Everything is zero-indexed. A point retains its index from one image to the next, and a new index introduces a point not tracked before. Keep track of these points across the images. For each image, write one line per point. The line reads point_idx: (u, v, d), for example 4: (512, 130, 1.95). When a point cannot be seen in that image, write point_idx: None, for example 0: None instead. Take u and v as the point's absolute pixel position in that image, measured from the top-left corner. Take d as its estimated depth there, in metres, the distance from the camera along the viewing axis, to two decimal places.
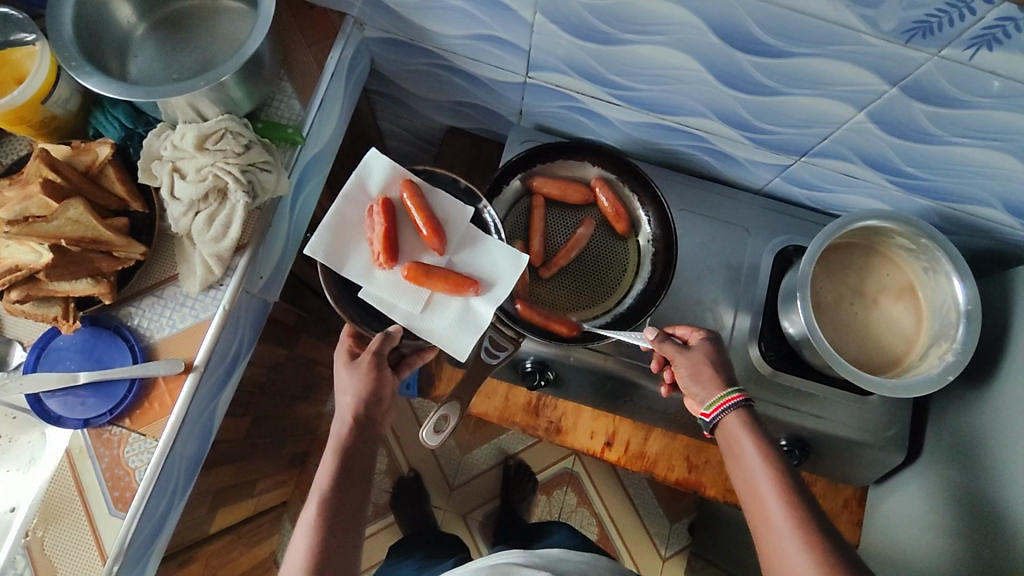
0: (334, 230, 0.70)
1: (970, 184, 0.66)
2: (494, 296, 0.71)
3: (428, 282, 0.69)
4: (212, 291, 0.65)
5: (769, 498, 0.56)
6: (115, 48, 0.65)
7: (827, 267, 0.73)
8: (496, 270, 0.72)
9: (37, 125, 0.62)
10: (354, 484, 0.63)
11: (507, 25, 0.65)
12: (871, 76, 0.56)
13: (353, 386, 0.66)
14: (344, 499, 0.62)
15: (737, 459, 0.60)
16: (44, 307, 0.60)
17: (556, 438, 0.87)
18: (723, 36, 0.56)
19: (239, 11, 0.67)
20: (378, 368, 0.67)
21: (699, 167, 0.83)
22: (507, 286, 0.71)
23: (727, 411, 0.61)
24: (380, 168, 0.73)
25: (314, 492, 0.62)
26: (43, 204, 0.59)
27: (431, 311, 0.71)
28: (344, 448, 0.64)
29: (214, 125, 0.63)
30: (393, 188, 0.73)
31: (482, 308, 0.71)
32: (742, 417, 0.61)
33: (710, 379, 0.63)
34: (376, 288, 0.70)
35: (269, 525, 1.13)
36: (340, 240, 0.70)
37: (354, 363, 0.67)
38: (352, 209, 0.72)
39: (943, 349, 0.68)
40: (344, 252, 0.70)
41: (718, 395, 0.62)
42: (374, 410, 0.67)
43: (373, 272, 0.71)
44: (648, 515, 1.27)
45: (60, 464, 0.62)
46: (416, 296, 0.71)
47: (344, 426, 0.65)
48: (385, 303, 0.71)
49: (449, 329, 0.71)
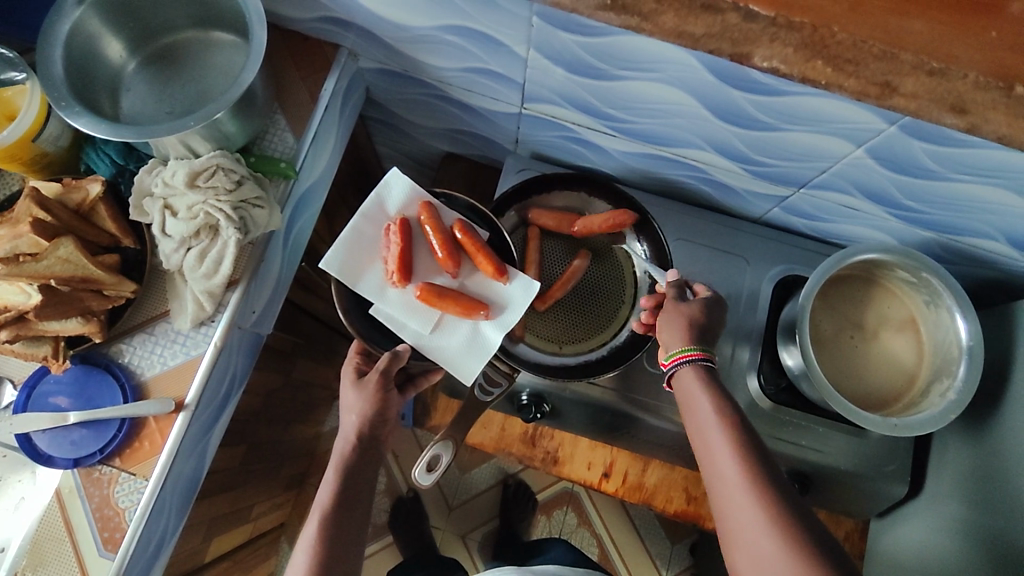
0: (350, 246, 0.71)
1: (971, 218, 0.65)
2: (504, 322, 0.71)
3: (438, 302, 0.70)
4: (203, 328, 0.64)
5: (727, 464, 0.53)
6: (107, 85, 0.65)
7: (826, 300, 0.71)
8: (507, 295, 0.72)
9: (28, 162, 0.62)
10: (357, 498, 0.63)
11: (500, 59, 0.64)
12: (869, 115, 0.54)
13: (359, 405, 0.66)
14: (344, 516, 0.61)
15: (692, 416, 0.58)
16: (34, 346, 0.60)
17: (553, 469, 0.87)
18: (719, 75, 0.55)
19: (231, 43, 0.67)
20: (384, 389, 0.67)
21: (697, 196, 0.82)
22: (516, 312, 0.71)
23: (683, 364, 0.60)
24: (400, 187, 0.73)
25: (316, 509, 0.62)
26: (32, 243, 0.59)
27: (440, 332, 0.71)
28: (346, 466, 0.64)
29: (206, 161, 0.63)
30: (411, 208, 0.74)
31: (491, 333, 0.71)
32: (698, 373, 0.59)
33: (680, 330, 0.62)
34: (388, 306, 0.71)
35: (266, 548, 1.13)
36: (356, 258, 0.71)
37: (361, 382, 0.67)
38: (370, 226, 0.72)
39: (944, 385, 0.67)
40: (360, 269, 0.71)
41: (679, 348, 0.60)
42: (378, 429, 0.67)
43: (386, 290, 0.71)
44: (649, 536, 1.25)
45: (50, 504, 0.62)
46: (426, 317, 0.71)
47: (347, 444, 0.65)
48: (396, 322, 0.71)
49: (457, 352, 0.71)
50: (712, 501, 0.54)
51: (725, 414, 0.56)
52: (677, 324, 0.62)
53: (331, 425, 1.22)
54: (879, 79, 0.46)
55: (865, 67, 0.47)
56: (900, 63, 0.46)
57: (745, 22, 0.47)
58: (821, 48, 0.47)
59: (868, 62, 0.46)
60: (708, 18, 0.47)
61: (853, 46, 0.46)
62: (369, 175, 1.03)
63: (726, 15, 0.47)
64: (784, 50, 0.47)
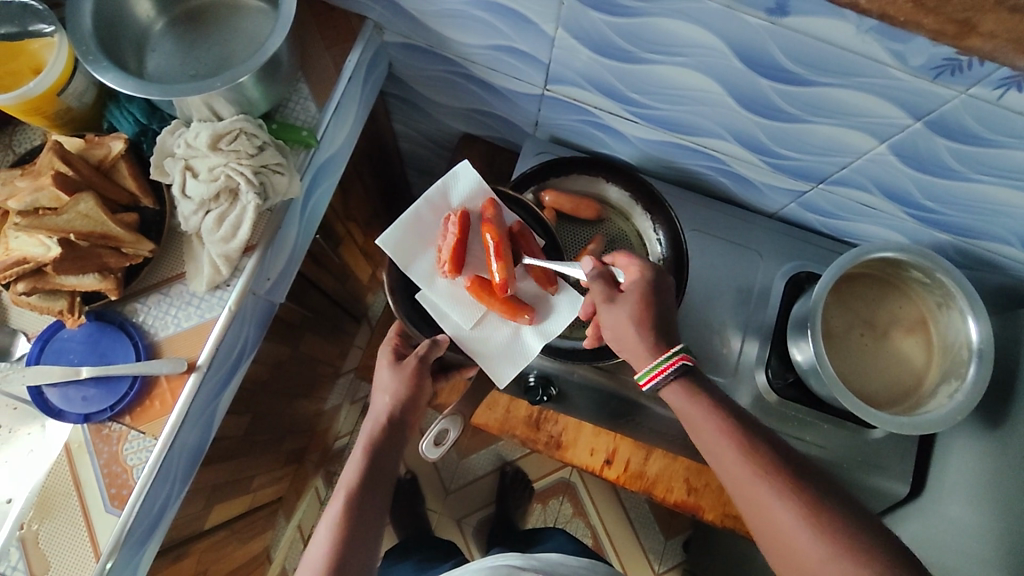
0: (407, 229, 0.72)
1: (988, 221, 0.65)
2: (546, 330, 0.72)
3: (485, 300, 0.71)
4: (219, 291, 0.64)
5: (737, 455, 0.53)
6: (134, 43, 0.64)
7: (840, 297, 0.72)
8: (554, 305, 0.73)
9: (52, 116, 0.62)
10: (381, 480, 0.63)
11: (527, 37, 0.64)
12: (896, 110, 0.54)
13: (393, 385, 0.68)
14: (368, 494, 0.61)
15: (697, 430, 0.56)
16: (50, 300, 0.60)
17: (556, 453, 0.87)
18: (748, 61, 0.55)
19: (259, 9, 0.67)
20: (420, 375, 0.69)
21: (714, 189, 0.82)
22: (560, 324, 0.72)
23: (663, 383, 0.58)
24: (466, 179, 0.74)
25: (341, 487, 0.61)
26: (54, 197, 0.59)
27: (481, 328, 0.73)
28: (373, 444, 0.65)
29: (228, 125, 0.62)
30: (472, 201, 0.74)
31: (531, 339, 0.72)
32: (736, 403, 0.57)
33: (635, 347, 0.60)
34: (434, 294, 0.72)
35: (263, 521, 1.13)
36: (410, 241, 0.72)
37: (399, 363, 0.69)
38: (430, 212, 0.74)
39: (952, 387, 0.67)
40: (412, 252, 0.72)
41: (648, 369, 0.59)
42: (408, 413, 0.68)
43: (435, 277, 0.72)
44: (644, 529, 1.26)
45: (59, 457, 0.62)
46: (470, 311, 0.72)
47: (377, 424, 0.66)
48: (439, 311, 0.72)
49: (495, 351, 0.72)
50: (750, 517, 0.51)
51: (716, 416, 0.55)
52: (628, 339, 0.60)
53: (333, 403, 1.22)
54: (959, 17, 0.41)
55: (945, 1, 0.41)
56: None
57: None
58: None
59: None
60: None
61: None
62: (385, 154, 1.03)
63: None
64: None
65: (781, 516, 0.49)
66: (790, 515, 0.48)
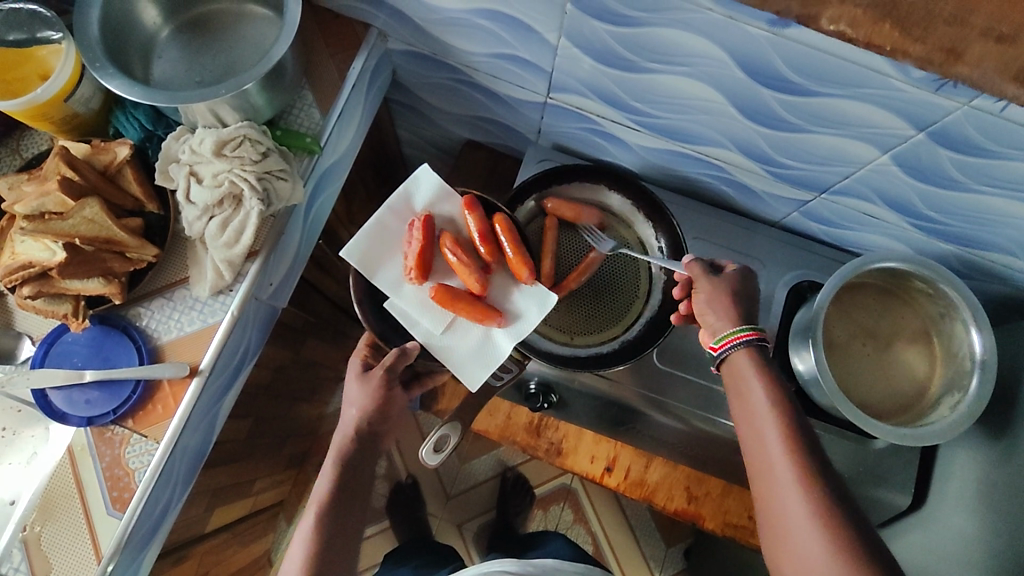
0: (372, 237, 0.72)
1: (991, 232, 0.65)
2: (517, 331, 0.71)
3: (454, 304, 0.70)
4: (221, 296, 0.65)
5: (768, 425, 0.54)
6: (140, 50, 0.65)
7: (841, 306, 0.71)
8: (523, 305, 0.72)
9: (58, 122, 0.63)
10: (355, 491, 0.65)
11: (530, 46, 0.64)
12: (898, 121, 0.54)
13: (360, 400, 0.68)
14: (341, 509, 0.64)
15: (740, 400, 0.58)
16: (55, 303, 0.61)
17: (556, 460, 0.87)
18: (750, 71, 0.55)
19: (264, 17, 0.67)
20: (388, 385, 0.69)
21: (716, 197, 0.82)
22: (531, 322, 0.71)
23: (736, 348, 0.58)
24: (428, 184, 0.74)
25: (314, 501, 0.64)
26: (59, 202, 0.60)
27: (452, 333, 0.71)
28: (343, 458, 0.66)
29: (233, 131, 0.63)
30: (436, 204, 0.74)
31: (502, 341, 0.71)
32: (752, 358, 0.58)
33: (725, 313, 0.60)
34: (403, 302, 0.71)
35: (264, 524, 1.13)
36: (375, 248, 0.72)
37: (365, 376, 0.69)
38: (394, 220, 0.73)
39: (954, 398, 0.67)
40: (378, 260, 0.72)
41: (729, 330, 0.59)
42: (378, 426, 0.68)
43: (402, 285, 0.72)
44: (644, 536, 1.26)
45: (62, 459, 0.63)
46: (439, 316, 0.71)
47: (346, 438, 0.67)
48: (409, 318, 0.71)
49: (466, 355, 0.71)
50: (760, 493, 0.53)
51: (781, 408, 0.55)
52: (719, 306, 0.61)
53: (335, 407, 1.22)
54: (946, 45, 0.42)
55: (932, 32, 0.42)
56: (969, 27, 0.41)
57: None
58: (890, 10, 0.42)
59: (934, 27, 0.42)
60: None
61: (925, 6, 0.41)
62: (389, 159, 1.04)
63: None
64: (853, 10, 0.43)
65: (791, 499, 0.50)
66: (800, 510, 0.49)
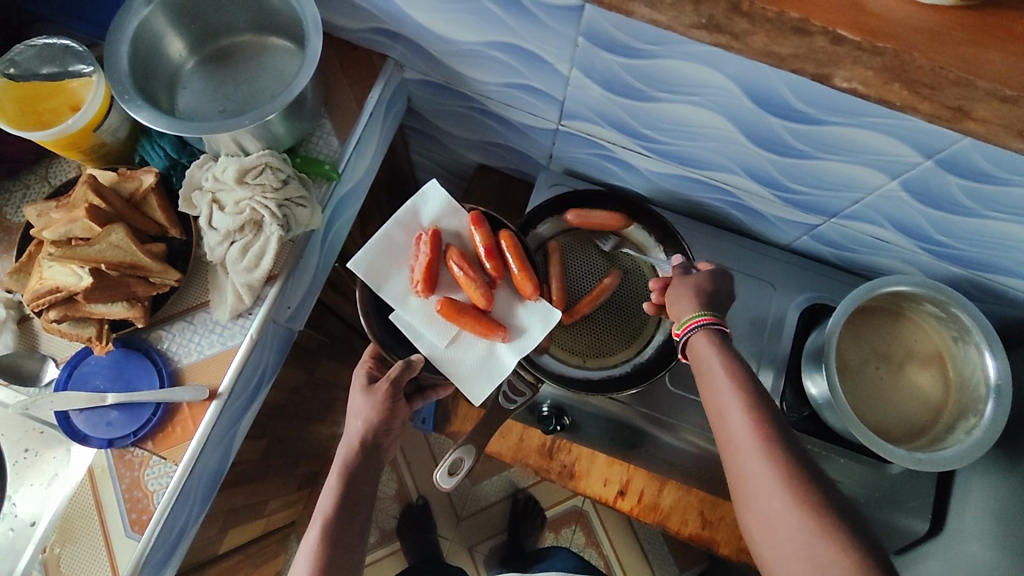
0: (380, 250, 0.73)
1: (1002, 256, 0.65)
2: (520, 346, 0.73)
3: (458, 318, 0.71)
4: (241, 319, 0.66)
5: (736, 411, 0.54)
6: (166, 82, 0.68)
7: (854, 330, 0.72)
8: (527, 320, 0.73)
9: (87, 151, 0.65)
10: (358, 503, 0.62)
11: (541, 75, 0.66)
12: (905, 148, 0.55)
13: (365, 411, 0.65)
14: (345, 521, 0.61)
15: (707, 385, 0.58)
16: (79, 327, 0.62)
17: (569, 483, 0.87)
18: (757, 100, 0.56)
19: (286, 49, 0.70)
20: (394, 399, 0.66)
21: (726, 220, 0.83)
22: (534, 337, 0.73)
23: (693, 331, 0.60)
24: (436, 200, 0.75)
25: (318, 515, 0.61)
26: (86, 228, 0.61)
27: (456, 347, 0.72)
28: (348, 472, 0.63)
29: (255, 159, 0.64)
30: (444, 219, 0.75)
31: (506, 355, 0.72)
32: (709, 339, 0.59)
33: (688, 303, 0.63)
34: (408, 314, 0.72)
35: (276, 545, 1.14)
36: (384, 261, 0.73)
37: (372, 388, 0.67)
38: (401, 233, 0.75)
39: (970, 423, 0.67)
40: (386, 273, 0.73)
41: (688, 316, 0.61)
42: (381, 438, 0.66)
43: (408, 298, 0.73)
44: (657, 561, 1.24)
45: (82, 481, 0.64)
46: (444, 330, 0.72)
47: (350, 451, 0.65)
48: (413, 330, 0.72)
49: (469, 369, 0.72)
50: (736, 481, 0.53)
51: (741, 381, 0.56)
52: (685, 297, 0.63)
53: None
54: (953, 104, 0.45)
55: (940, 92, 0.44)
56: (974, 90, 0.43)
57: (832, 46, 0.44)
58: (898, 74, 0.45)
59: (942, 89, 0.44)
60: (798, 40, 0.45)
61: (933, 72, 0.43)
62: (403, 183, 1.06)
63: (816, 38, 0.44)
64: (864, 73, 0.45)
65: (767, 495, 0.50)
66: (783, 504, 0.48)
